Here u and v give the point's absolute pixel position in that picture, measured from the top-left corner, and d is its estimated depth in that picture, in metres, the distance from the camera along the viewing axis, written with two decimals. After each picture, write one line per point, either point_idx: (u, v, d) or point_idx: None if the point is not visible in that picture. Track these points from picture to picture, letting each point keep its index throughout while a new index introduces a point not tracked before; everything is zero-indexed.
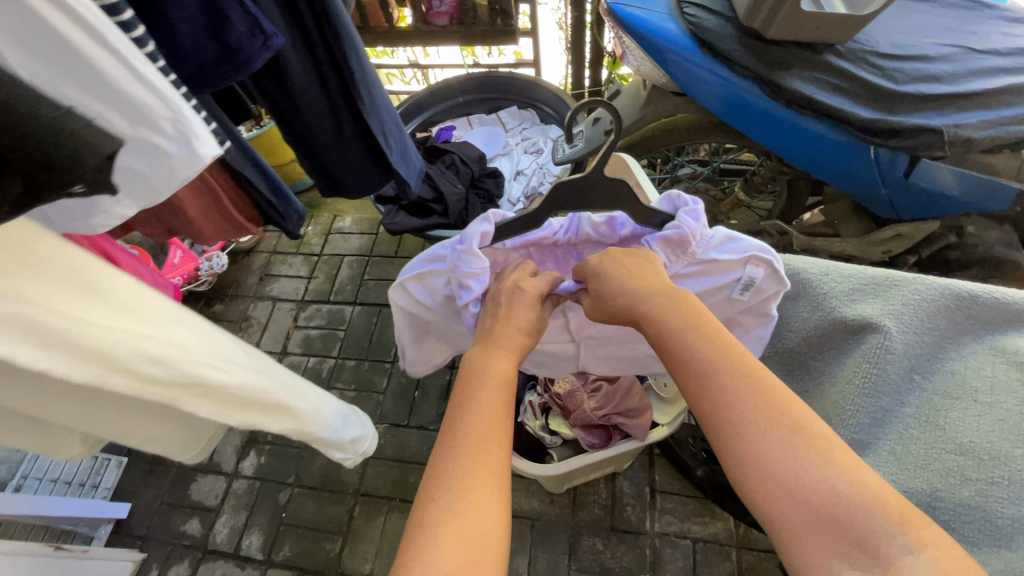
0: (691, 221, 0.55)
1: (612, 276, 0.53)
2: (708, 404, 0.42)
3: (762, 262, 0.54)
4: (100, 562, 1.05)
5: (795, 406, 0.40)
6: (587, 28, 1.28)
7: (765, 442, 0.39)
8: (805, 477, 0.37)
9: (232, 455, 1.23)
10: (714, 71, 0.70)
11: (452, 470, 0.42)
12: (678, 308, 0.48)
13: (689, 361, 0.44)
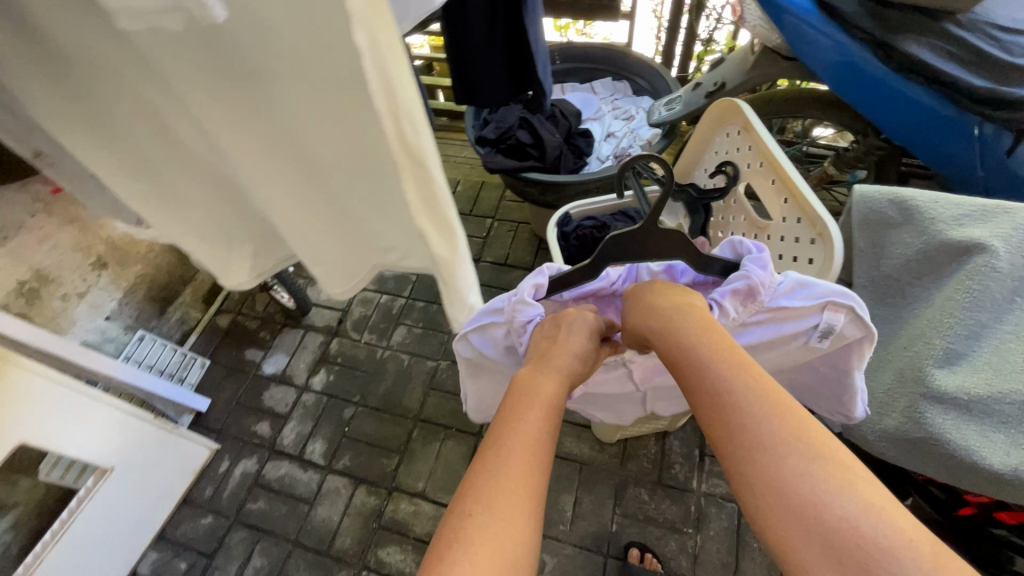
0: (756, 270, 0.53)
1: (658, 306, 0.55)
2: (732, 431, 0.41)
3: (842, 310, 0.50)
4: (185, 441, 1.17)
5: (823, 441, 0.39)
6: (685, 13, 1.33)
7: (782, 476, 0.38)
8: (827, 516, 0.35)
9: (304, 369, 1.33)
10: (830, 33, 0.76)
11: (488, 479, 0.41)
12: (711, 341, 0.48)
13: (713, 385, 0.45)
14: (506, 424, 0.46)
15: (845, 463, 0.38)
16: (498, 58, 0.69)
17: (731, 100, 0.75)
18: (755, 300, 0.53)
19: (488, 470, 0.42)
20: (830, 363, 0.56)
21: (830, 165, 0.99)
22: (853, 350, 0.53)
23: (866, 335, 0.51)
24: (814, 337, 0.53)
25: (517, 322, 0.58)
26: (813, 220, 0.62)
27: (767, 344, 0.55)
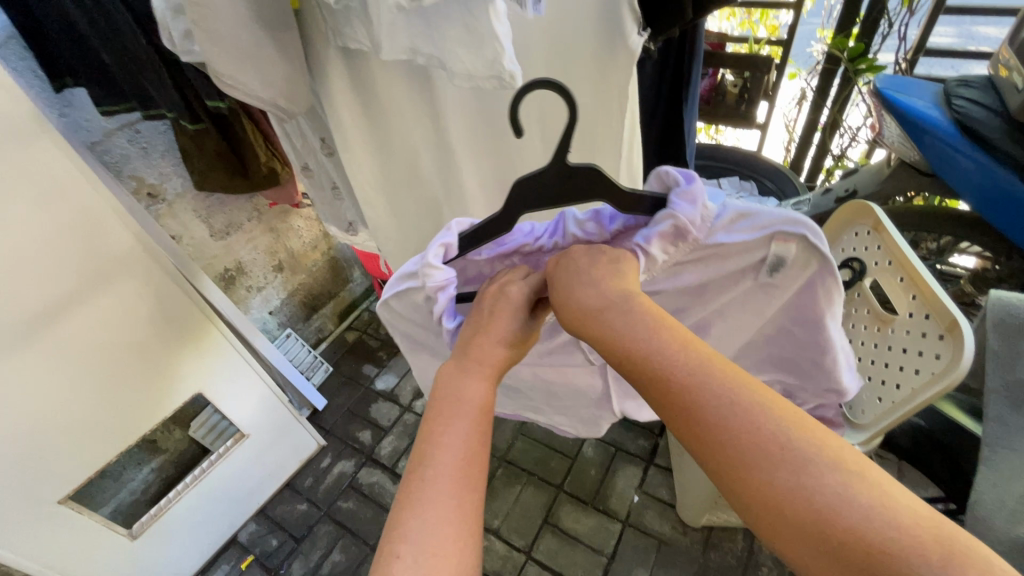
0: (682, 206, 0.51)
1: (583, 283, 0.50)
2: (700, 440, 0.40)
3: (794, 239, 0.50)
4: (301, 430, 1.33)
5: (790, 439, 0.38)
6: (818, 130, 1.42)
7: (754, 480, 0.37)
8: (816, 514, 0.35)
9: (410, 392, 1.47)
10: (974, 156, 0.80)
11: (414, 507, 0.42)
12: (650, 348, 0.44)
13: (671, 398, 0.42)
14: (429, 436, 0.46)
15: (819, 455, 0.37)
16: (653, 130, 0.86)
17: (862, 202, 0.79)
18: (685, 237, 0.52)
19: (419, 493, 0.43)
20: (800, 319, 0.57)
21: (967, 284, 1.01)
22: (819, 289, 0.53)
23: (825, 268, 0.51)
24: (767, 272, 0.54)
25: (430, 294, 0.55)
26: (948, 319, 0.63)
27: (722, 280, 0.58)
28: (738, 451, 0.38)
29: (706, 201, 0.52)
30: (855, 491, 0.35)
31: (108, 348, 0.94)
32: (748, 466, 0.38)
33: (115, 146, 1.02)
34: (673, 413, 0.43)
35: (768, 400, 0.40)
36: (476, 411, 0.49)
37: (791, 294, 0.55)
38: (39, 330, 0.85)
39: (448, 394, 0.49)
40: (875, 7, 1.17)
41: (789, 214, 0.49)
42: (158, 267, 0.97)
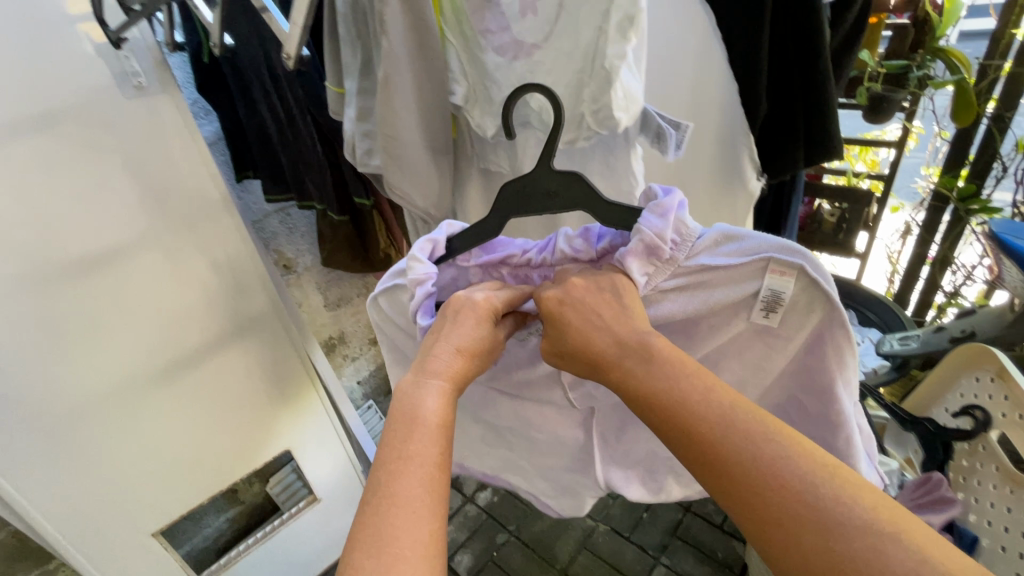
0: (654, 221, 0.54)
1: (578, 322, 0.55)
2: (723, 476, 0.45)
3: (792, 271, 0.52)
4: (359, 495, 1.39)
5: (806, 483, 0.42)
6: (926, 264, 1.37)
7: (772, 514, 0.42)
8: (834, 553, 0.39)
9: (474, 482, 1.44)
10: None
11: (383, 540, 0.43)
12: (673, 394, 0.49)
13: (695, 437, 0.47)
14: (398, 462, 0.48)
15: (835, 498, 0.41)
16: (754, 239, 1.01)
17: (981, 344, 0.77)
18: (660, 255, 0.55)
19: (393, 523, 0.44)
20: (813, 389, 0.58)
21: None
22: (827, 340, 0.54)
23: (830, 311, 0.53)
24: (763, 309, 0.56)
25: (414, 291, 0.62)
26: None
27: (722, 320, 0.60)
28: (762, 491, 0.43)
29: (686, 220, 0.55)
30: (872, 536, 0.39)
31: (221, 395, 1.08)
32: (772, 506, 0.42)
33: (269, 226, 1.22)
34: (696, 453, 0.47)
35: (784, 444, 0.44)
36: (441, 432, 0.51)
37: (801, 347, 0.57)
38: (180, 372, 1.00)
39: (419, 419, 0.51)
40: (985, 152, 1.18)
41: (784, 243, 0.52)
42: (283, 333, 1.13)
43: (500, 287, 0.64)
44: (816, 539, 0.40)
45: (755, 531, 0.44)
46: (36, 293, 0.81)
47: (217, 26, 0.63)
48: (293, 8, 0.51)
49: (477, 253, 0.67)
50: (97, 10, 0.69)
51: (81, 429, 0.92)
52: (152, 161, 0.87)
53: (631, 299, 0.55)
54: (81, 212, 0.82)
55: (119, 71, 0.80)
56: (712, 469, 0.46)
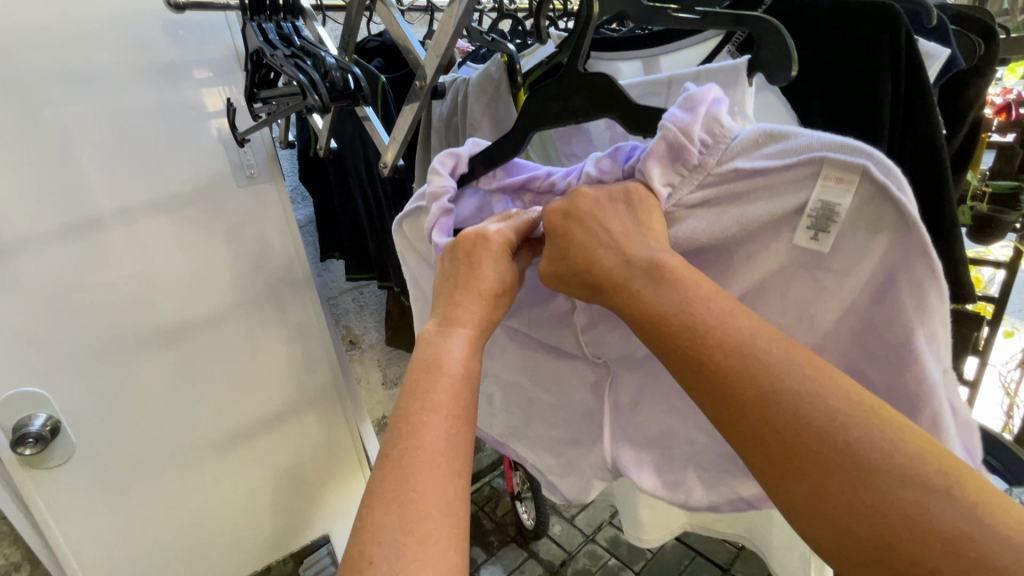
0: (681, 114, 0.40)
1: (580, 239, 0.42)
2: (734, 418, 0.33)
3: (852, 176, 0.37)
4: None
5: (855, 428, 0.30)
6: None
7: (796, 459, 0.31)
8: (881, 505, 0.28)
9: None
10: None
11: (406, 497, 0.34)
12: (687, 320, 0.36)
13: (704, 365, 0.34)
14: (420, 412, 0.37)
15: (892, 444, 0.29)
16: None
17: None
18: (687, 161, 0.42)
19: (417, 504, 0.33)
20: (879, 356, 0.40)
21: None
22: (901, 277, 0.38)
23: (903, 231, 0.37)
24: (810, 229, 0.40)
25: (432, 206, 0.52)
26: None
27: (756, 243, 0.44)
28: (794, 440, 0.31)
29: (721, 114, 0.41)
30: (953, 499, 0.27)
31: (274, 465, 1.10)
32: (813, 457, 0.30)
33: (343, 303, 1.28)
34: (708, 393, 0.34)
35: (815, 374, 0.32)
36: (464, 384, 0.40)
37: (864, 286, 0.40)
38: (237, 443, 1.04)
39: (438, 368, 0.40)
40: None
41: (842, 140, 0.37)
42: (341, 410, 1.16)
43: (509, 216, 0.51)
44: (873, 502, 0.28)
45: (791, 492, 0.32)
46: (130, 356, 0.88)
47: (326, 133, 0.70)
48: (395, 125, 0.56)
49: (499, 173, 0.53)
50: (230, 116, 0.79)
51: (142, 490, 0.95)
52: (247, 239, 0.95)
53: (650, 213, 0.42)
54: (182, 284, 0.90)
55: (237, 164, 0.90)
56: (734, 416, 0.33)
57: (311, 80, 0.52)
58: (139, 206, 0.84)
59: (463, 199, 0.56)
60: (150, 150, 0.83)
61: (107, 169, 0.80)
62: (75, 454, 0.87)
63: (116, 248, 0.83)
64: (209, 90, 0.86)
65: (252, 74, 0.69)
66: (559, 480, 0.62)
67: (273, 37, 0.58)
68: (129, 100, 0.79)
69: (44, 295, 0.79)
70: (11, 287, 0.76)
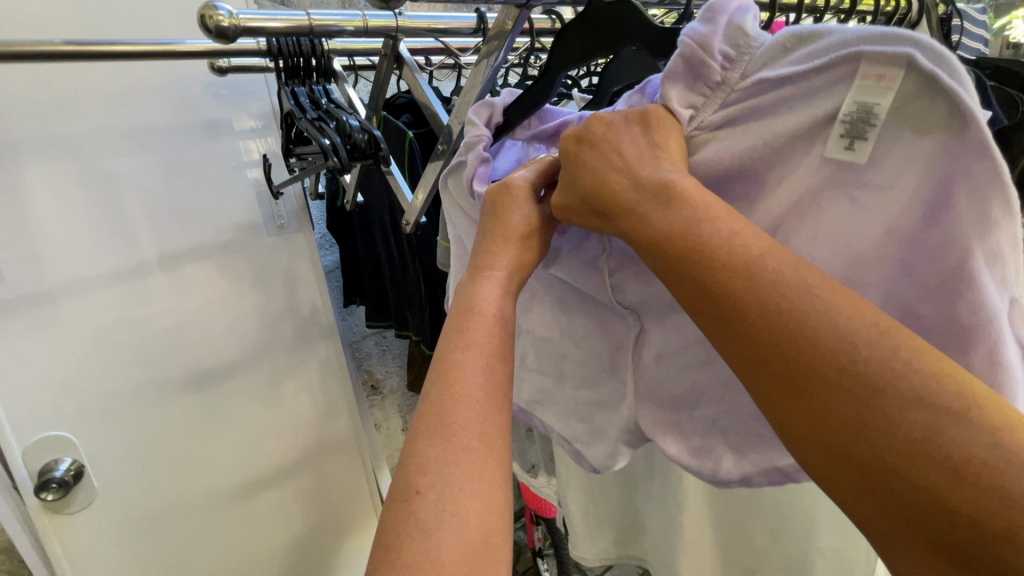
0: (698, 26, 0.35)
1: (591, 165, 0.37)
2: (763, 348, 0.27)
3: (897, 69, 0.29)
4: None
5: (865, 344, 0.24)
6: None
7: (840, 394, 0.25)
8: (943, 449, 0.22)
9: None
10: None
11: (441, 428, 0.30)
12: (678, 232, 0.31)
13: (727, 286, 0.28)
14: (457, 351, 0.34)
15: (905, 364, 0.24)
16: None
17: None
18: (709, 77, 0.36)
19: (459, 434, 0.30)
20: (935, 290, 0.31)
21: None
22: (958, 184, 0.28)
23: (957, 130, 0.28)
24: (845, 138, 0.32)
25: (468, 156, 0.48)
26: None
27: (770, 159, 0.36)
28: (792, 359, 0.26)
29: (748, 22, 0.35)
30: (972, 424, 0.22)
31: (292, 512, 1.08)
32: (810, 381, 0.25)
33: (366, 346, 1.29)
34: (731, 322, 0.28)
35: (855, 302, 0.26)
36: (498, 327, 0.36)
37: (909, 204, 0.31)
38: (255, 492, 1.03)
39: (473, 309, 0.37)
40: None
41: (886, 30, 0.29)
42: (359, 453, 1.15)
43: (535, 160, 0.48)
44: (877, 429, 0.23)
45: (786, 419, 0.27)
46: (158, 398, 0.89)
47: (353, 186, 0.72)
48: (418, 186, 0.57)
49: (535, 121, 0.50)
50: (266, 171, 0.82)
51: (158, 537, 0.94)
52: (274, 286, 0.97)
53: (667, 138, 0.36)
54: (211, 327, 0.92)
55: (268, 214, 0.94)
56: (727, 335, 0.28)
57: (333, 143, 0.56)
58: (174, 252, 0.87)
59: (502, 152, 0.52)
60: (189, 200, 0.86)
61: (150, 219, 0.84)
62: (96, 498, 0.87)
63: (152, 293, 0.86)
64: (254, 141, 0.91)
65: (288, 132, 0.72)
66: (585, 451, 0.53)
67: (303, 99, 0.62)
68: (175, 154, 0.84)
69: (80, 336, 0.81)
70: (48, 327, 0.78)
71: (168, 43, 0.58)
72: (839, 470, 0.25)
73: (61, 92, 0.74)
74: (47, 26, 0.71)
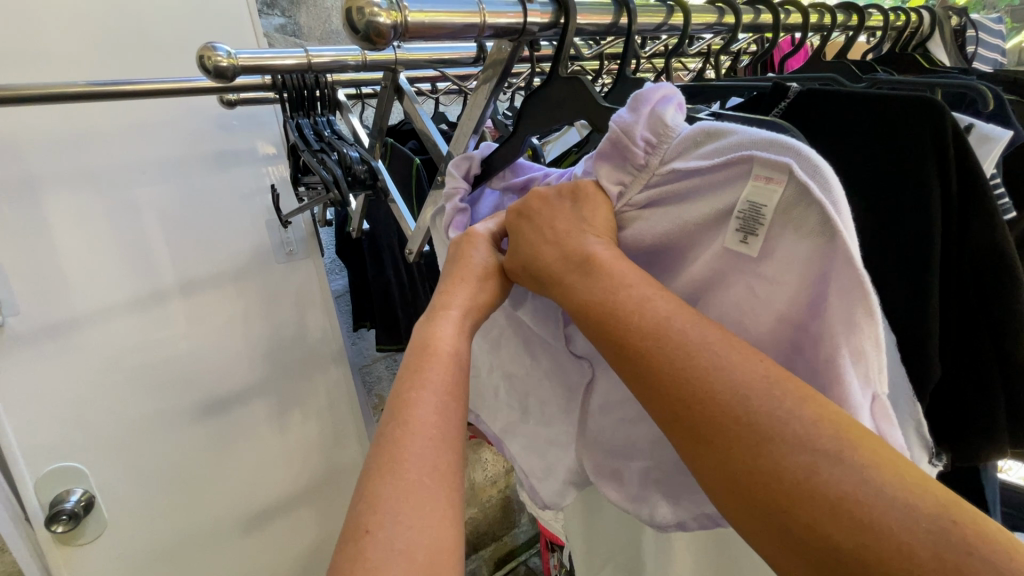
0: (623, 115, 0.36)
1: (529, 237, 0.39)
2: (666, 399, 0.28)
3: (781, 176, 0.30)
4: None
5: (754, 394, 0.25)
6: None
7: (724, 441, 0.25)
8: (807, 487, 0.23)
9: None
10: None
11: (388, 465, 0.28)
12: (600, 300, 0.32)
13: (634, 342, 0.29)
14: (410, 388, 0.32)
15: (788, 411, 0.24)
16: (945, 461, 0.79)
17: None
18: (634, 161, 0.37)
19: (406, 468, 0.28)
20: (820, 375, 0.33)
21: None
22: (831, 286, 0.30)
23: (829, 237, 0.30)
24: (738, 231, 0.34)
25: (446, 205, 0.50)
26: None
27: (689, 239, 0.37)
28: (694, 414, 0.26)
29: (670, 112, 0.36)
30: (841, 465, 0.22)
31: (300, 541, 1.07)
32: (711, 433, 0.26)
33: (376, 370, 1.28)
34: (639, 378, 0.29)
35: (735, 351, 0.27)
36: (457, 368, 0.34)
37: (792, 297, 0.33)
38: (262, 522, 1.02)
39: (428, 348, 0.34)
40: None
41: (774, 136, 0.30)
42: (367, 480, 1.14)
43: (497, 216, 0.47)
44: (768, 478, 0.24)
45: (701, 473, 0.27)
46: (166, 428, 0.89)
47: (359, 214, 0.71)
48: (420, 213, 0.56)
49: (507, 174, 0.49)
50: (275, 199, 0.83)
51: (166, 567, 0.93)
52: (282, 314, 0.97)
53: (595, 213, 0.38)
54: (219, 356, 0.92)
55: (278, 242, 0.95)
56: (645, 390, 0.29)
57: (335, 175, 0.58)
58: (181, 283, 0.87)
59: (481, 201, 0.52)
60: (200, 231, 0.87)
61: (164, 251, 0.85)
62: (106, 529, 0.87)
63: (164, 322, 0.86)
64: (271, 166, 0.92)
65: (296, 162, 0.73)
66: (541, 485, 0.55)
67: (307, 132, 0.63)
68: (188, 186, 0.85)
69: (91, 366, 0.81)
70: (62, 359, 0.79)
71: (184, 81, 0.60)
72: (739, 517, 0.26)
73: (79, 127, 0.75)
74: (66, 64, 0.73)
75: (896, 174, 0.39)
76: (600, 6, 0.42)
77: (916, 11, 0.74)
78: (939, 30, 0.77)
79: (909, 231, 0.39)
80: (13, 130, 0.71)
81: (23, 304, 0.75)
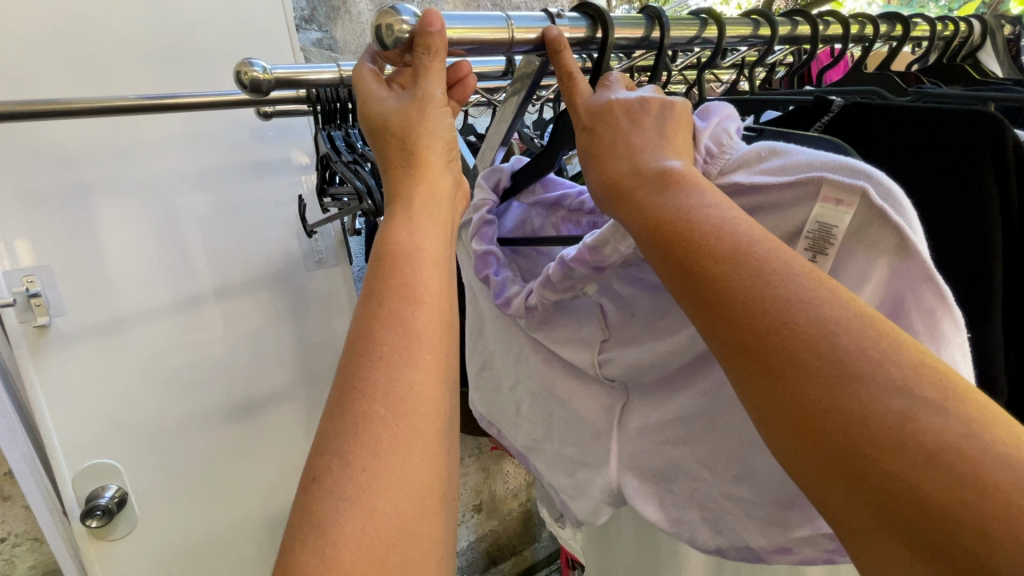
0: (695, 120, 0.37)
1: (610, 147, 0.35)
2: (737, 327, 0.26)
3: (853, 197, 0.30)
4: None
5: (843, 330, 0.24)
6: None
7: (805, 376, 0.24)
8: (898, 432, 0.21)
9: None
10: None
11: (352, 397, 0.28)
12: (669, 220, 0.29)
13: (704, 269, 0.27)
14: (382, 313, 0.30)
15: (884, 354, 0.23)
16: None
17: None
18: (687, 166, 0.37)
19: (362, 403, 0.27)
20: None
21: None
22: (908, 302, 0.29)
23: (902, 256, 0.29)
24: (807, 250, 0.33)
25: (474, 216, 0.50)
26: None
27: None
28: (770, 346, 0.25)
29: (732, 131, 0.37)
30: (943, 413, 0.21)
31: None
32: (787, 364, 0.24)
33: None
34: (707, 308, 0.27)
35: (826, 286, 0.25)
36: (435, 298, 0.32)
37: None
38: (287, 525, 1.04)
39: (394, 261, 0.32)
40: None
41: (843, 159, 0.30)
42: None
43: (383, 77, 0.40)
44: (852, 416, 0.22)
45: (765, 410, 0.26)
46: (198, 430, 0.91)
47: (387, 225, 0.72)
48: None
49: (538, 189, 0.51)
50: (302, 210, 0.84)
51: (193, 566, 0.95)
52: (311, 319, 0.99)
53: (678, 132, 0.35)
54: (249, 360, 0.94)
55: (309, 250, 0.96)
56: (713, 321, 0.27)
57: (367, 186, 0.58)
58: (215, 288, 0.89)
59: (509, 212, 0.55)
60: (235, 237, 0.90)
61: (201, 257, 0.87)
62: (138, 525, 0.90)
63: (198, 326, 0.89)
64: (304, 176, 0.94)
65: (324, 173, 0.75)
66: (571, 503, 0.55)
67: (339, 142, 0.64)
68: (226, 194, 0.88)
69: (130, 367, 0.84)
70: (103, 359, 0.82)
71: (223, 94, 0.62)
72: (799, 452, 0.25)
73: (126, 138, 0.79)
74: (116, 80, 0.77)
75: (954, 177, 0.37)
76: (633, 21, 0.42)
77: (966, 20, 0.71)
78: (990, 39, 0.74)
79: (964, 238, 0.37)
80: (69, 143, 0.75)
81: (69, 305, 0.78)
